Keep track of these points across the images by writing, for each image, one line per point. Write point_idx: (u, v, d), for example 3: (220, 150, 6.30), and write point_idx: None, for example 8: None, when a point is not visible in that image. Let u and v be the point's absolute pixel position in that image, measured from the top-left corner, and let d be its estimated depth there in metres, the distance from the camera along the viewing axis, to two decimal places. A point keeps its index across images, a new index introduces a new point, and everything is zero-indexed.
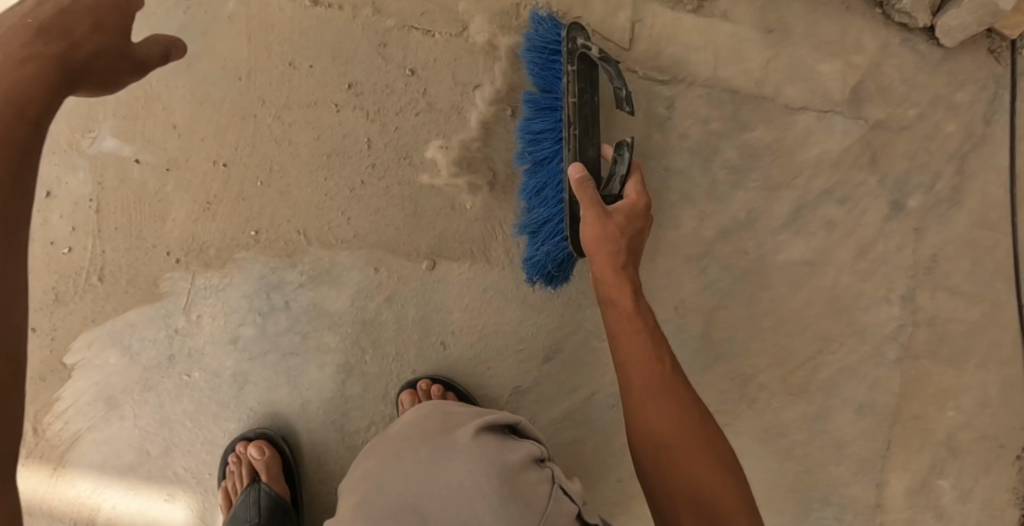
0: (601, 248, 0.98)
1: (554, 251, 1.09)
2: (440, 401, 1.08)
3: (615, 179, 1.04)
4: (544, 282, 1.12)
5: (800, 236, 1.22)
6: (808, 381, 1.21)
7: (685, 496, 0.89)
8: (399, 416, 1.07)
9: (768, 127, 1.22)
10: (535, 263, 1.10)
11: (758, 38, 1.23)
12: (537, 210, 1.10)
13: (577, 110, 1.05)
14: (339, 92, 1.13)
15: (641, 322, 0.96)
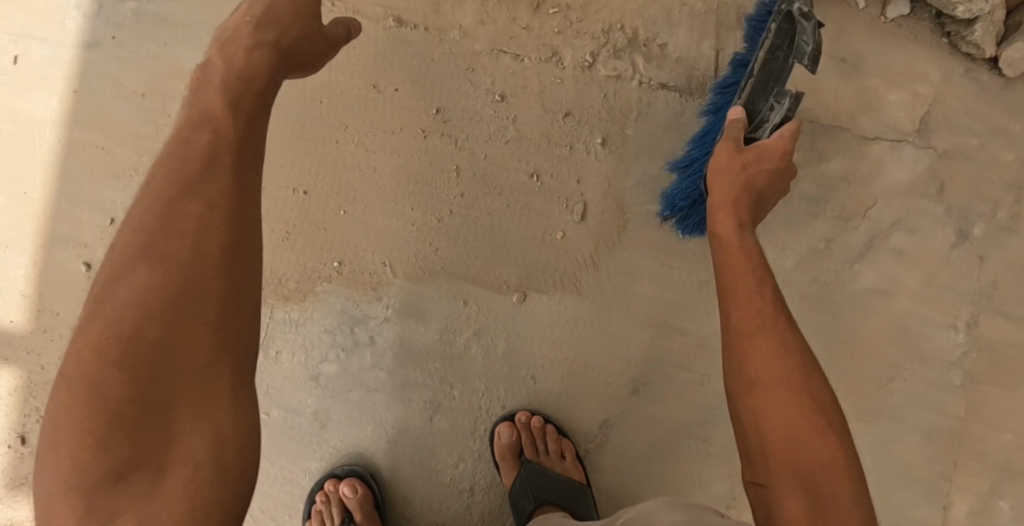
0: (720, 179, 0.93)
1: (691, 188, 1.03)
2: (540, 433, 1.08)
3: (765, 126, 0.98)
4: (676, 223, 1.08)
5: (874, 265, 1.22)
6: (879, 407, 1.22)
7: (782, 452, 0.79)
8: (498, 446, 1.06)
9: (844, 157, 1.21)
10: (672, 200, 1.06)
11: (833, 67, 1.22)
12: (692, 150, 1.06)
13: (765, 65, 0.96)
14: (425, 117, 1.08)
15: (751, 259, 0.88)
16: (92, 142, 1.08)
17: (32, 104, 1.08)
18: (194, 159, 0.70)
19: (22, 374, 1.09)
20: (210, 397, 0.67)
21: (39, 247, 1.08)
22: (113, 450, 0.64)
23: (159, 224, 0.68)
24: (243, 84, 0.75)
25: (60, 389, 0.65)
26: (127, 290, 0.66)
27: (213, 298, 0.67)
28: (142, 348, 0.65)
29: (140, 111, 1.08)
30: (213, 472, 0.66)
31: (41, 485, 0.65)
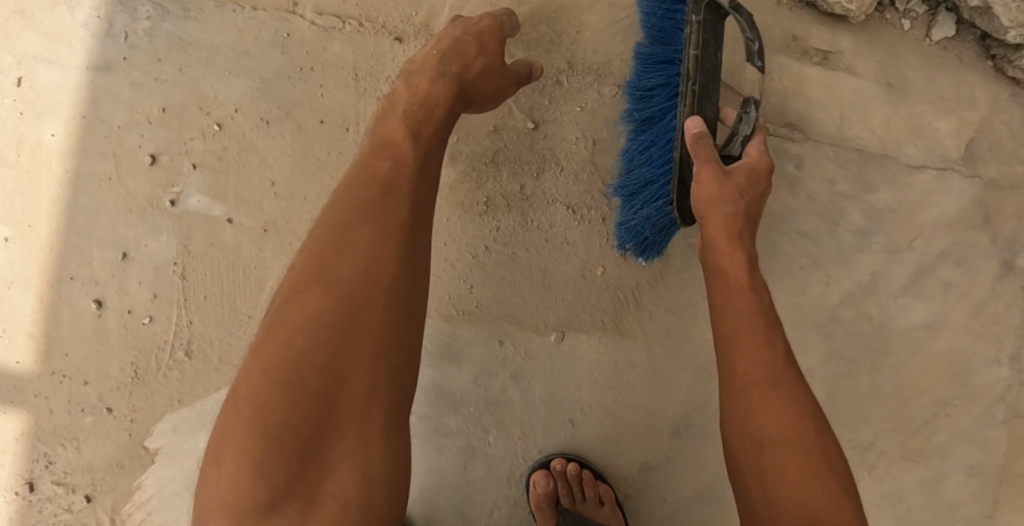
0: (717, 209, 0.87)
1: (655, 217, 0.98)
2: (576, 478, 1.01)
3: (737, 140, 0.92)
4: (634, 253, 1.03)
5: (920, 299, 1.18)
6: (924, 445, 1.18)
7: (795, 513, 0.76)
8: (533, 494, 1.00)
9: (891, 187, 1.17)
10: (633, 230, 1.00)
11: (879, 93, 1.17)
12: (639, 170, 1.01)
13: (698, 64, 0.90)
14: (456, 145, 1.03)
15: (757, 298, 0.84)
16: (104, 171, 1.01)
17: (39, 132, 1.01)
18: (371, 196, 0.81)
19: (31, 418, 1.03)
20: (367, 431, 0.77)
21: (46, 284, 1.02)
22: (276, 470, 0.75)
23: (332, 260, 0.79)
24: (423, 110, 0.86)
25: (237, 403, 0.77)
26: (299, 317, 0.77)
27: (376, 336, 0.77)
28: (308, 374, 0.75)
29: (153, 137, 1.01)
30: (359, 513, 0.77)
31: (215, 492, 0.76)
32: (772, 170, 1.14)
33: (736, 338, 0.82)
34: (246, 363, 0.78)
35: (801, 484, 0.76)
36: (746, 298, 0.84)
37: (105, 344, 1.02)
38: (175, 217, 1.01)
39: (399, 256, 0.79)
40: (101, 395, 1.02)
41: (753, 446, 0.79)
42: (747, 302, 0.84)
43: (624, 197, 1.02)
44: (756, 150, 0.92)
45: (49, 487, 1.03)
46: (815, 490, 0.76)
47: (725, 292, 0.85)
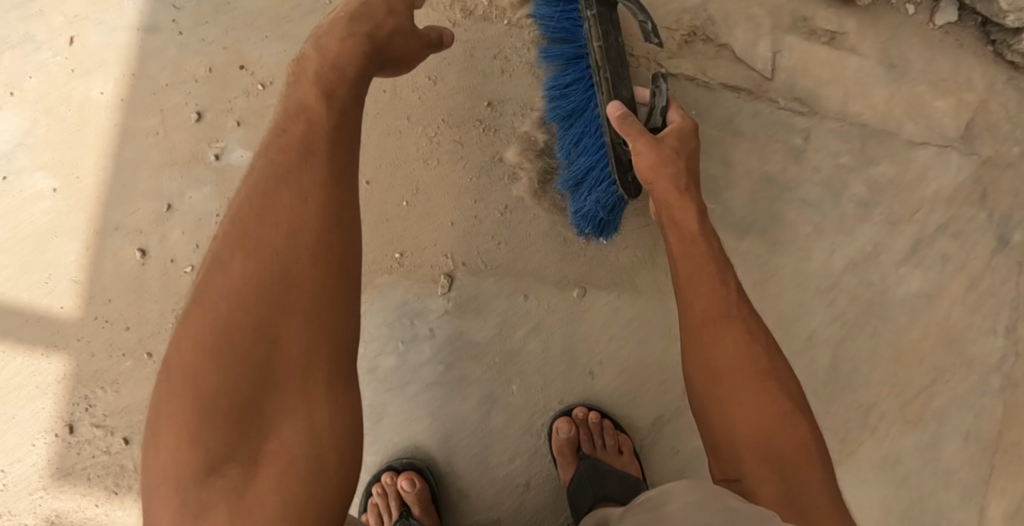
0: (661, 172, 0.92)
1: (603, 198, 1.03)
2: (598, 427, 1.07)
3: (656, 112, 0.97)
4: (593, 233, 1.07)
5: (919, 269, 1.23)
6: (921, 410, 1.23)
7: (750, 443, 0.82)
8: (556, 441, 1.05)
9: (892, 161, 1.22)
10: (585, 214, 1.05)
11: (881, 73, 1.22)
12: (579, 159, 1.05)
13: (604, 53, 0.95)
14: (484, 108, 1.08)
15: (707, 244, 0.92)
16: (149, 125, 1.06)
17: (88, 88, 1.06)
18: (288, 160, 0.79)
19: (73, 362, 1.07)
20: (309, 388, 0.75)
21: (91, 233, 1.06)
22: (216, 437, 0.72)
23: (255, 224, 0.77)
24: (336, 71, 0.84)
25: (167, 376, 0.74)
26: (225, 285, 0.75)
27: (308, 294, 0.76)
28: (239, 339, 0.74)
29: (196, 94, 1.06)
30: (309, 465, 0.73)
31: (155, 469, 0.73)
32: (780, 141, 1.19)
33: (690, 286, 0.90)
34: (175, 337, 0.75)
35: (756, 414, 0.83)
36: (699, 247, 0.91)
37: (145, 292, 1.06)
38: (217, 169, 1.06)
39: (322, 214, 0.77)
40: (141, 340, 1.06)
41: (708, 379, 0.86)
42: (700, 251, 0.91)
43: (573, 187, 1.06)
44: (677, 114, 0.98)
45: (88, 429, 1.07)
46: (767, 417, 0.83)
47: (678, 241, 0.93)
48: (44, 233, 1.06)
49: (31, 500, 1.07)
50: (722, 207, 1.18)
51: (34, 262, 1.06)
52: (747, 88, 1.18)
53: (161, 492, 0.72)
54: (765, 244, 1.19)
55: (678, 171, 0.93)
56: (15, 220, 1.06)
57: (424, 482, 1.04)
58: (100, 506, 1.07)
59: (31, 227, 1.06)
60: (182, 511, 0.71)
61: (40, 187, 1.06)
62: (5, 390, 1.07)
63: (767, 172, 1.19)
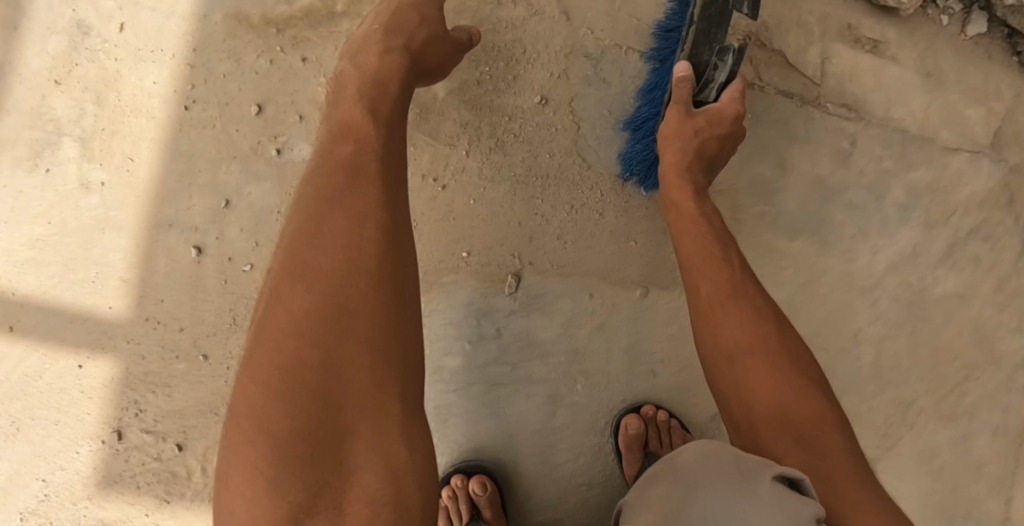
0: (669, 145, 0.95)
1: (643, 151, 1.05)
2: (666, 425, 1.07)
3: (713, 87, 0.93)
4: (636, 183, 1.08)
5: (953, 270, 1.26)
6: (958, 404, 1.26)
7: (769, 424, 0.81)
8: (624, 436, 1.05)
9: (929, 167, 1.26)
10: (627, 162, 1.07)
11: (920, 82, 1.25)
12: (642, 106, 1.06)
13: (704, 6, 0.87)
14: (549, 108, 1.08)
15: (704, 219, 0.94)
16: (206, 118, 1.02)
17: (140, 78, 1.02)
18: (337, 183, 0.76)
19: (121, 364, 1.03)
20: (381, 422, 0.69)
21: (142, 229, 1.02)
22: (292, 482, 0.67)
23: (310, 253, 0.73)
24: (378, 89, 0.83)
25: (237, 420, 0.70)
26: (286, 320, 0.70)
27: (370, 322, 0.71)
28: (304, 375, 0.68)
29: (254, 86, 1.03)
30: (394, 507, 0.68)
31: (233, 519, 0.68)
32: (827, 145, 1.23)
33: (696, 263, 0.91)
34: (239, 379, 0.71)
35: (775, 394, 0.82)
36: (698, 224, 0.94)
37: (201, 291, 1.02)
38: (276, 165, 1.03)
39: (379, 236, 0.73)
40: (196, 341, 1.02)
41: (724, 359, 0.86)
42: (700, 232, 0.93)
43: (632, 133, 1.08)
44: (729, 96, 0.95)
45: (137, 434, 1.03)
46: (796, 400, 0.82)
47: (679, 219, 0.95)
48: (92, 228, 1.02)
49: (75, 509, 1.03)
50: (774, 208, 1.22)
51: (79, 258, 1.02)
52: (800, 93, 1.22)
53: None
54: (813, 247, 1.22)
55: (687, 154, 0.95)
56: (61, 214, 1.02)
57: (493, 484, 1.04)
58: (150, 514, 1.03)
59: (78, 222, 1.02)
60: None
61: (87, 180, 1.02)
62: (46, 394, 1.02)
63: (816, 174, 1.22)
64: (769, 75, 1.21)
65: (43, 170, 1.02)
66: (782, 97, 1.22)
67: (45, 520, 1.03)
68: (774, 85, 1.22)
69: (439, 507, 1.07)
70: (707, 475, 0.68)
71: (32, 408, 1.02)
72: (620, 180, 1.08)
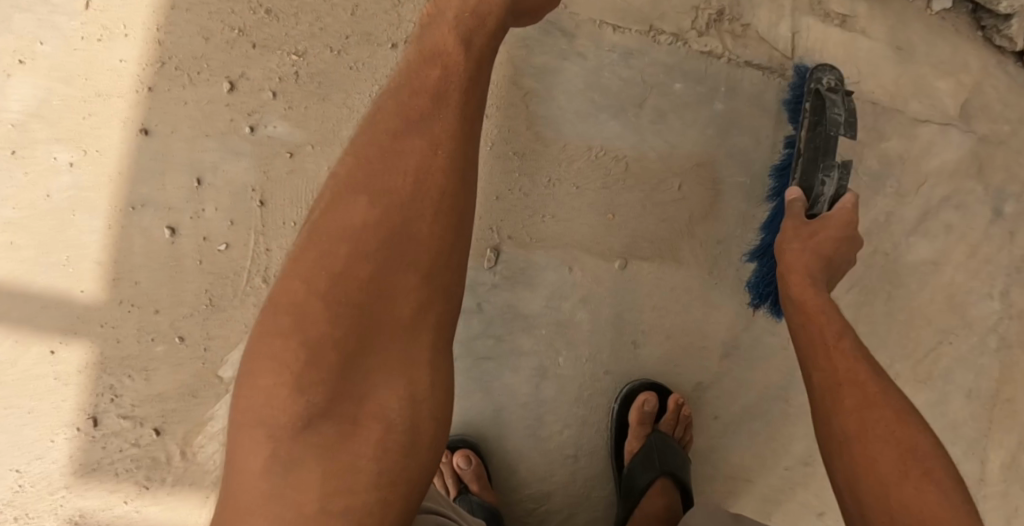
0: (800, 250, 0.92)
1: (770, 272, 1.12)
2: (685, 420, 1.10)
3: (823, 201, 1.01)
4: (767, 309, 1.14)
5: (925, 238, 1.27)
6: (931, 368, 1.28)
7: None
8: (637, 410, 1.07)
9: (901, 137, 1.26)
10: (756, 287, 1.13)
11: (890, 55, 1.25)
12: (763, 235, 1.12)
13: (808, 140, 1.04)
14: (525, 80, 1.07)
15: (871, 387, 0.79)
16: (180, 96, 1.01)
17: (109, 55, 1.00)
18: (420, 105, 0.74)
19: (96, 348, 1.01)
20: (413, 347, 0.70)
21: (114, 210, 1.01)
22: (315, 387, 0.67)
23: (380, 166, 0.72)
24: (475, 18, 0.78)
25: (274, 311, 0.69)
26: (344, 227, 0.70)
27: (426, 251, 0.71)
28: (350, 287, 0.69)
29: (229, 63, 1.01)
30: (405, 436, 0.69)
31: (246, 407, 0.68)
32: None
33: (832, 389, 0.81)
34: (283, 270, 0.70)
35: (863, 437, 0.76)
36: (848, 371, 0.81)
37: (178, 272, 1.01)
38: (253, 142, 1.02)
39: (450, 169, 0.73)
40: (173, 323, 1.01)
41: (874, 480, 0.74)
42: (850, 364, 0.81)
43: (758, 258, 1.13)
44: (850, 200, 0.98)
45: (114, 420, 1.01)
46: (894, 452, 0.75)
47: (812, 346, 0.85)
48: (63, 212, 1.00)
49: (53, 500, 1.01)
50: (751, 179, 1.15)
51: (51, 242, 1.00)
52: (766, 65, 1.16)
53: (247, 438, 0.68)
54: None
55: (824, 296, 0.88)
56: (30, 198, 1.00)
57: (479, 459, 1.06)
58: (129, 502, 1.02)
59: (48, 205, 1.00)
60: (270, 462, 0.67)
61: (57, 161, 1.00)
62: (20, 383, 1.00)
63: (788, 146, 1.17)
64: (742, 48, 1.14)
65: (8, 152, 0.99)
66: (756, 70, 1.15)
67: (22, 512, 1.01)
68: (747, 59, 1.15)
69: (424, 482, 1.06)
70: None
71: (4, 398, 1.00)
72: (753, 304, 1.14)
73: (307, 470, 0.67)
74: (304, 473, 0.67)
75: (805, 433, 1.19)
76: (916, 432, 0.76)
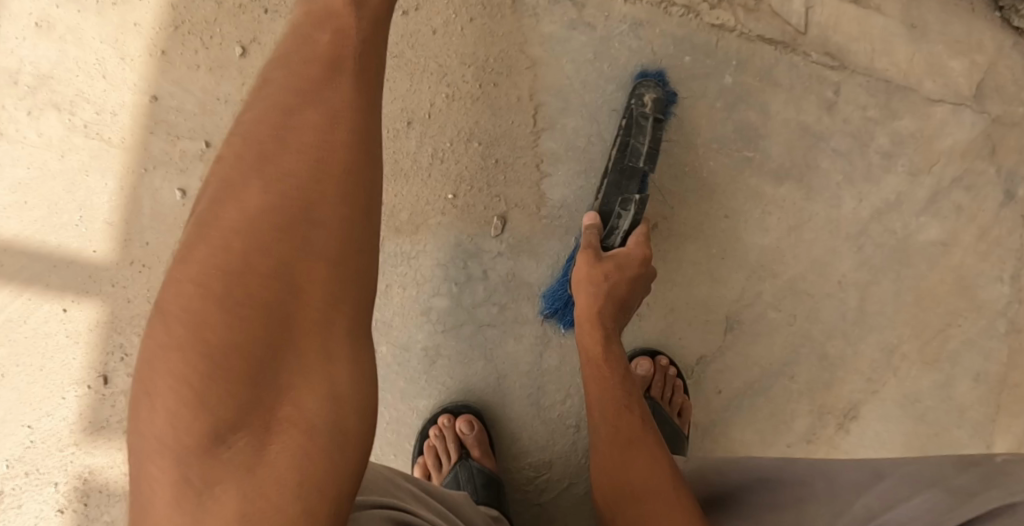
0: (579, 289, 0.99)
1: (561, 291, 1.07)
2: (673, 383, 1.18)
3: (616, 233, 1.03)
4: (556, 320, 1.08)
5: (935, 219, 1.22)
6: (938, 350, 1.24)
7: None
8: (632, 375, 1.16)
9: (914, 116, 1.20)
10: (550, 300, 1.07)
11: (902, 33, 1.18)
12: (532, 239, 1.08)
13: (619, 155, 1.05)
14: (533, 49, 1.07)
15: (615, 398, 0.94)
16: (191, 59, 1.02)
17: (122, 18, 1.01)
18: (312, 75, 0.69)
19: (106, 307, 1.02)
20: (328, 340, 0.63)
21: (125, 172, 1.02)
22: (219, 394, 0.60)
23: (273, 148, 0.66)
24: None
25: (165, 320, 0.61)
26: (237, 218, 0.63)
27: (333, 233, 0.64)
28: (250, 282, 0.62)
29: (238, 27, 1.02)
30: (332, 435, 0.61)
31: (148, 428, 0.60)
32: (812, 94, 1.18)
33: (599, 409, 0.95)
34: (173, 274, 0.63)
35: (618, 471, 0.90)
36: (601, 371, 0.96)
37: None
38: None
39: (352, 141, 0.67)
40: None
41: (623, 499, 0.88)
42: (606, 386, 0.95)
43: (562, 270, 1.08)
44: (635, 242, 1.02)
45: (124, 379, 1.03)
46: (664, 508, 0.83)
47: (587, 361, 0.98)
48: (75, 172, 1.01)
49: (61, 456, 1.03)
50: (761, 153, 1.17)
51: (63, 202, 1.01)
52: (782, 40, 1.15)
53: (154, 464, 0.60)
54: (801, 191, 1.19)
55: (599, 292, 0.98)
56: (42, 158, 1.01)
57: (482, 424, 1.08)
58: None
59: (60, 165, 1.01)
60: (179, 489, 0.59)
61: (70, 122, 1.01)
62: (30, 340, 1.02)
63: (802, 121, 1.18)
64: (754, 22, 1.14)
65: (23, 113, 1.01)
66: (767, 45, 1.15)
67: (31, 467, 1.02)
68: (758, 32, 1.14)
69: (427, 447, 1.08)
70: (843, 471, 0.81)
71: (16, 355, 1.02)
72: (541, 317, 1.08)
73: (224, 490, 0.59)
74: (218, 495, 0.59)
75: (804, 412, 1.23)
76: (655, 466, 0.87)
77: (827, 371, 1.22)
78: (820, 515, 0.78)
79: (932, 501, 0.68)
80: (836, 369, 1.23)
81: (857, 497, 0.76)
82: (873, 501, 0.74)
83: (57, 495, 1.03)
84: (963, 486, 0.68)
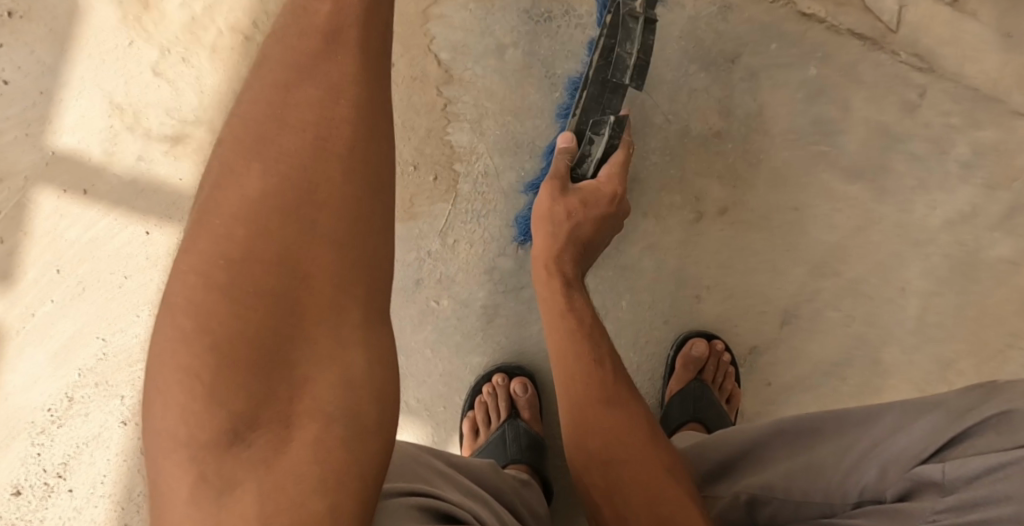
0: (532, 233, 0.98)
1: None
2: (725, 370, 1.17)
3: (590, 161, 1.02)
4: (531, 246, 1.10)
5: (1012, 236, 1.17)
6: (998, 372, 1.18)
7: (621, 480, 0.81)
8: (685, 357, 1.16)
9: (998, 127, 1.16)
10: (524, 227, 1.09)
11: (995, 41, 1.13)
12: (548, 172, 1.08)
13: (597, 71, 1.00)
14: None
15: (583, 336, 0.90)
16: None
17: None
18: (308, 49, 0.60)
19: None
20: (338, 327, 0.57)
21: (217, 106, 1.07)
22: (233, 391, 0.54)
23: (271, 128, 0.58)
24: None
25: (171, 319, 0.55)
26: (235, 204, 0.56)
27: (339, 218, 0.57)
28: (254, 273, 0.55)
29: None
30: (347, 427, 0.55)
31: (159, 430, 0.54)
32: (894, 94, 1.16)
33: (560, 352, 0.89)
34: (176, 266, 0.56)
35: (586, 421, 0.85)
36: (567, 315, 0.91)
37: None
38: None
39: (358, 116, 0.59)
40: None
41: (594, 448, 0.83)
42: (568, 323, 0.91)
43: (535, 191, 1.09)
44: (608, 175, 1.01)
45: None
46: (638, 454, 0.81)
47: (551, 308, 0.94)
48: (168, 104, 1.06)
49: (130, 372, 1.08)
50: (836, 149, 1.16)
51: (156, 131, 1.06)
52: (870, 37, 1.15)
53: (168, 464, 0.54)
54: (872, 193, 1.18)
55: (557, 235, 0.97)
56: (140, 87, 1.06)
57: (535, 387, 1.11)
58: None
59: (156, 95, 1.06)
60: (197, 487, 0.52)
61: (168, 55, 1.06)
62: (112, 259, 1.07)
63: (881, 121, 1.16)
64: (843, 15, 1.14)
65: (125, 42, 1.06)
66: (854, 40, 1.15)
67: (101, 380, 1.08)
68: (847, 26, 1.14)
69: (477, 403, 1.10)
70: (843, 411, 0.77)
71: (97, 272, 1.07)
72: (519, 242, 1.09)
73: (242, 489, 0.52)
74: (238, 496, 0.52)
75: None
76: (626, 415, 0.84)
77: (879, 377, 1.20)
78: (828, 456, 0.74)
79: (936, 428, 0.65)
80: (887, 376, 1.20)
81: (865, 429, 0.73)
82: (881, 435, 0.71)
83: (122, 408, 1.08)
84: (959, 405, 0.66)
